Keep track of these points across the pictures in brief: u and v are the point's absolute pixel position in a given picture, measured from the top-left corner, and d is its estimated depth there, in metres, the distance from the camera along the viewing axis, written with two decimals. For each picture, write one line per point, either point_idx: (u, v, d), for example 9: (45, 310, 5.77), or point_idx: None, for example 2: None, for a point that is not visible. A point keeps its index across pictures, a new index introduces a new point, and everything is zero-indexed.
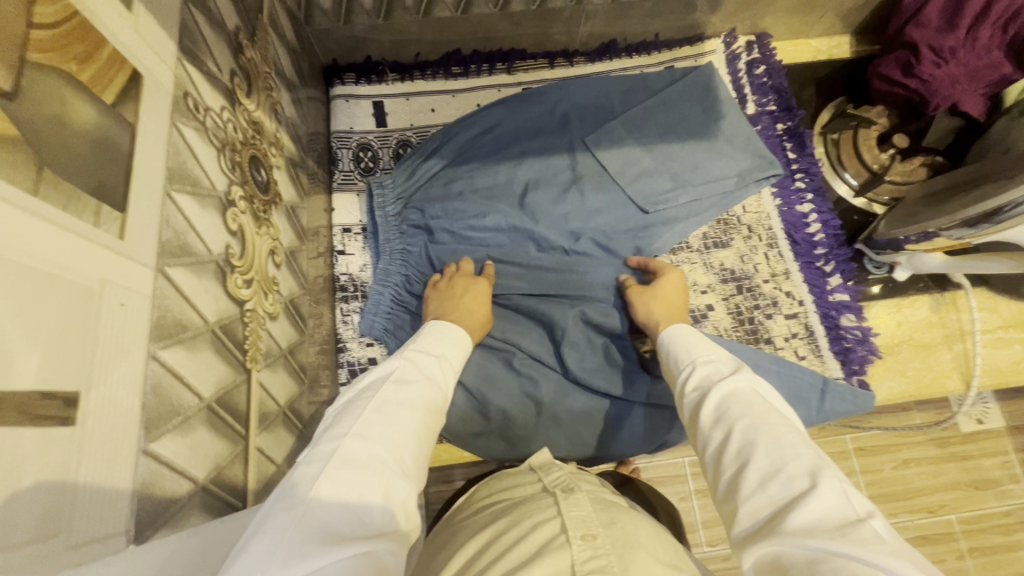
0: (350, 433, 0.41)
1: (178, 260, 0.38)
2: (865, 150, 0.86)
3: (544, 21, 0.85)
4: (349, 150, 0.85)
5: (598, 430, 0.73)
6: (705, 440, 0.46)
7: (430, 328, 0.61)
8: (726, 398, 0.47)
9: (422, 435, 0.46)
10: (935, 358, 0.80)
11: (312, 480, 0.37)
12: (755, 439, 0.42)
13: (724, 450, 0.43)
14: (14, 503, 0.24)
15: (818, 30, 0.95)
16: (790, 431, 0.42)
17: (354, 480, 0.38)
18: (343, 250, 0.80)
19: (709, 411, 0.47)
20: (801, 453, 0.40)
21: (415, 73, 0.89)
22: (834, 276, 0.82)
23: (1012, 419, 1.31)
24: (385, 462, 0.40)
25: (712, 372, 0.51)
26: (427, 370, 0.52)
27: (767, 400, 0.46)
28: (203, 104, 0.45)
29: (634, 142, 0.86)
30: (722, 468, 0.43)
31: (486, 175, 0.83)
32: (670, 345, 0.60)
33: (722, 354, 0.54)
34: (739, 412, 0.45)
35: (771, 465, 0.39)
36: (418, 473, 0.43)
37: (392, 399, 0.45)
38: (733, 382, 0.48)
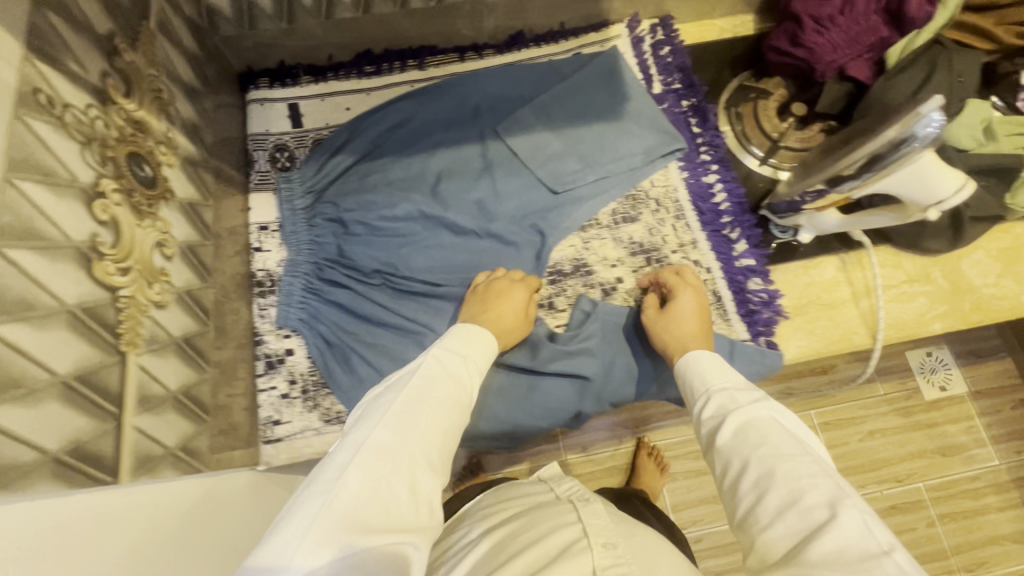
0: (378, 424, 0.46)
1: (23, 242, 0.41)
2: (765, 121, 0.89)
3: (448, 17, 0.88)
4: (265, 151, 0.87)
5: (511, 404, 0.75)
6: (721, 467, 0.48)
7: (456, 328, 0.62)
8: (744, 425, 0.48)
9: (448, 431, 0.49)
10: (842, 315, 0.82)
11: (343, 468, 0.42)
12: (772, 470, 0.44)
13: (739, 477, 0.45)
14: None
15: (720, 10, 0.98)
16: (809, 459, 0.44)
17: (383, 469, 0.42)
18: (260, 247, 0.82)
19: (727, 435, 0.49)
20: (821, 483, 0.42)
21: (328, 74, 0.92)
22: (740, 243, 0.84)
23: (974, 383, 1.36)
24: (412, 458, 0.44)
25: (727, 399, 0.52)
26: (452, 370, 0.55)
27: (784, 426, 0.48)
28: (61, 100, 0.48)
29: (543, 127, 0.90)
30: (739, 497, 0.45)
31: (399, 168, 0.86)
32: (685, 371, 0.60)
33: (737, 378, 0.55)
34: (755, 440, 0.46)
35: (787, 497, 0.42)
36: (442, 466, 0.48)
37: (421, 394, 0.49)
38: (750, 410, 0.49)
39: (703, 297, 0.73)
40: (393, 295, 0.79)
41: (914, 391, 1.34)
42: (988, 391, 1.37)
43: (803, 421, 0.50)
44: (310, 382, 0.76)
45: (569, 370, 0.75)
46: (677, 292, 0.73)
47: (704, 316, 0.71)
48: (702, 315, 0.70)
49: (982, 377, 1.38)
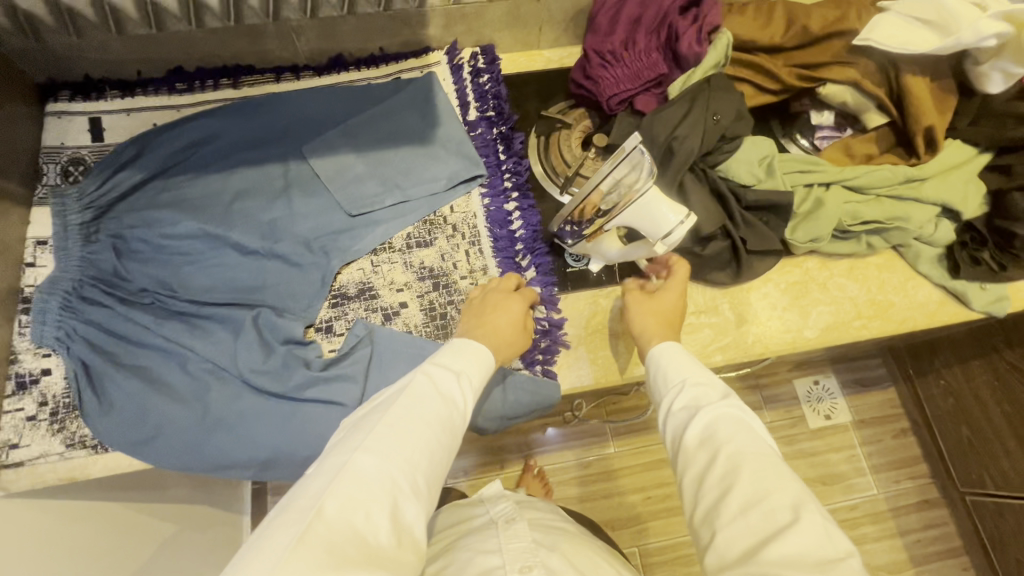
0: (359, 449, 0.51)
1: None
2: (567, 151, 0.90)
3: (253, 38, 0.88)
4: (58, 165, 0.86)
5: (268, 429, 0.73)
6: (685, 456, 0.55)
7: (459, 341, 0.66)
8: (706, 424, 0.56)
9: (435, 453, 0.55)
10: (626, 346, 0.82)
11: (324, 492, 0.48)
12: (739, 467, 0.51)
13: (705, 473, 0.53)
14: None
15: (545, 41, 1.01)
16: (753, 458, 0.52)
17: (361, 501, 0.48)
18: (33, 262, 0.80)
19: (695, 432, 0.56)
20: (789, 484, 0.49)
21: (137, 90, 0.91)
22: (530, 270, 0.84)
23: (856, 413, 1.40)
24: (395, 482, 0.50)
25: (690, 400, 0.59)
26: (443, 390, 0.59)
27: (744, 422, 0.55)
28: None
29: (349, 149, 0.90)
30: (701, 494, 0.52)
31: (195, 186, 0.86)
32: (657, 362, 0.65)
33: (704, 374, 0.61)
34: (722, 439, 0.54)
35: (754, 497, 0.49)
36: (428, 492, 0.53)
37: (404, 416, 0.55)
38: (720, 407, 0.56)
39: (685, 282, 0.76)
40: (160, 315, 0.77)
41: (798, 420, 1.38)
42: (872, 420, 1.41)
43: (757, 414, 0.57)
44: (60, 403, 0.73)
45: (328, 397, 0.74)
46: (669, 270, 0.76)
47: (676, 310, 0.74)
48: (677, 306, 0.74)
49: (868, 407, 1.42)
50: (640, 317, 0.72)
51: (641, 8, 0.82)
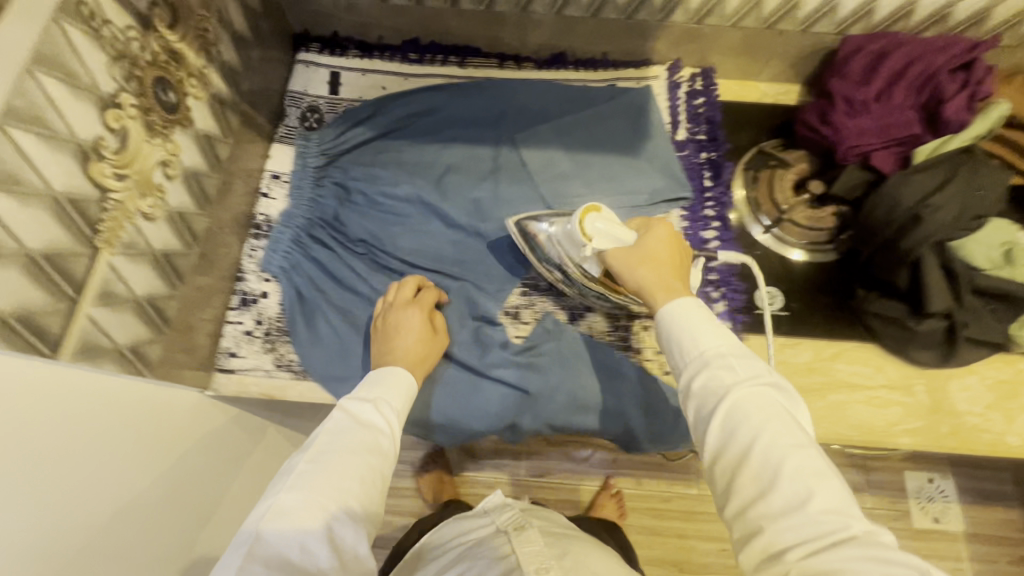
0: (283, 488, 0.52)
1: (26, 125, 0.46)
2: (778, 191, 0.88)
3: (495, 24, 0.92)
4: (298, 110, 0.94)
5: (451, 396, 0.77)
6: (715, 442, 0.49)
7: (383, 372, 0.66)
8: (734, 409, 0.49)
9: (366, 477, 0.55)
10: (807, 403, 0.79)
11: (250, 537, 0.49)
12: (776, 464, 0.45)
13: (739, 469, 0.47)
14: None
15: (765, 74, 0.98)
16: (789, 453, 0.46)
17: (283, 532, 0.50)
18: (267, 193, 0.88)
19: (717, 422, 0.49)
20: (827, 484, 0.44)
21: (375, 53, 0.97)
22: (721, 302, 0.83)
23: (976, 526, 1.27)
24: (322, 513, 0.51)
25: (715, 376, 0.51)
26: (361, 419, 0.59)
27: (784, 408, 0.49)
28: (103, 17, 0.54)
29: (558, 145, 0.92)
30: (736, 488, 0.47)
31: (413, 152, 0.90)
32: (670, 325, 0.56)
33: (712, 339, 0.53)
34: (749, 432, 0.47)
35: (792, 496, 0.44)
36: (370, 512, 0.54)
37: (325, 449, 0.55)
38: (742, 391, 0.49)
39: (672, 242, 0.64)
40: (372, 267, 0.83)
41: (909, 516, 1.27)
42: (993, 539, 1.27)
43: (791, 391, 0.51)
44: (275, 327, 0.81)
45: (513, 381, 0.77)
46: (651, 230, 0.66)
47: (680, 248, 0.65)
48: (678, 247, 0.65)
49: (992, 523, 1.27)
50: (634, 271, 0.63)
51: (907, 63, 0.79)
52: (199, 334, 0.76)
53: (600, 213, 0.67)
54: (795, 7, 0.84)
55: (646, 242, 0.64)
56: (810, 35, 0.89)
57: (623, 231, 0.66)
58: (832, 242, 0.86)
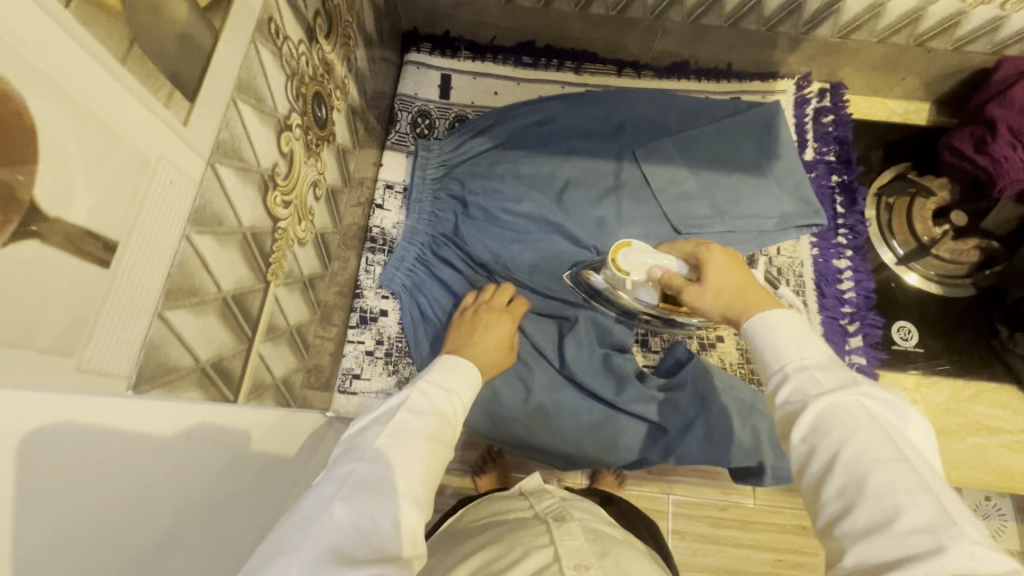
0: (363, 457, 0.43)
1: (228, 160, 0.42)
2: (918, 220, 0.84)
3: (622, 29, 0.87)
4: (409, 114, 0.89)
5: (579, 428, 0.74)
6: (798, 459, 0.41)
7: (450, 357, 0.60)
8: (823, 416, 0.40)
9: (435, 464, 0.46)
10: (946, 446, 0.77)
11: (327, 503, 0.39)
12: (861, 478, 0.36)
13: (824, 482, 0.38)
14: (53, 310, 0.28)
15: (897, 91, 0.93)
16: (884, 469, 0.36)
17: (364, 502, 0.39)
18: (381, 205, 0.85)
19: (802, 430, 0.40)
20: (920, 502, 0.34)
21: (487, 55, 0.92)
22: (856, 337, 0.80)
23: None
24: (394, 491, 0.41)
25: (806, 382, 0.42)
26: (437, 403, 0.51)
27: (879, 421, 0.39)
28: (284, 32, 0.49)
29: (682, 163, 0.86)
30: (820, 502, 0.38)
31: (531, 164, 0.84)
32: (758, 331, 0.47)
33: (819, 350, 0.44)
34: (837, 440, 0.38)
35: (881, 515, 0.35)
36: (429, 501, 0.44)
37: (406, 426, 0.46)
38: (836, 399, 0.40)
39: (729, 262, 0.58)
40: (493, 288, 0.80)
41: None
42: None
43: (911, 406, 0.41)
44: (396, 347, 0.78)
45: (647, 416, 0.74)
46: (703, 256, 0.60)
47: (744, 265, 0.58)
48: (742, 265, 0.58)
49: None
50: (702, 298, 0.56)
51: None
52: (324, 354, 0.73)
53: (632, 246, 0.68)
54: (955, 26, 0.78)
55: (711, 274, 0.56)
56: (959, 54, 0.83)
57: (665, 258, 0.65)
58: (972, 277, 0.82)
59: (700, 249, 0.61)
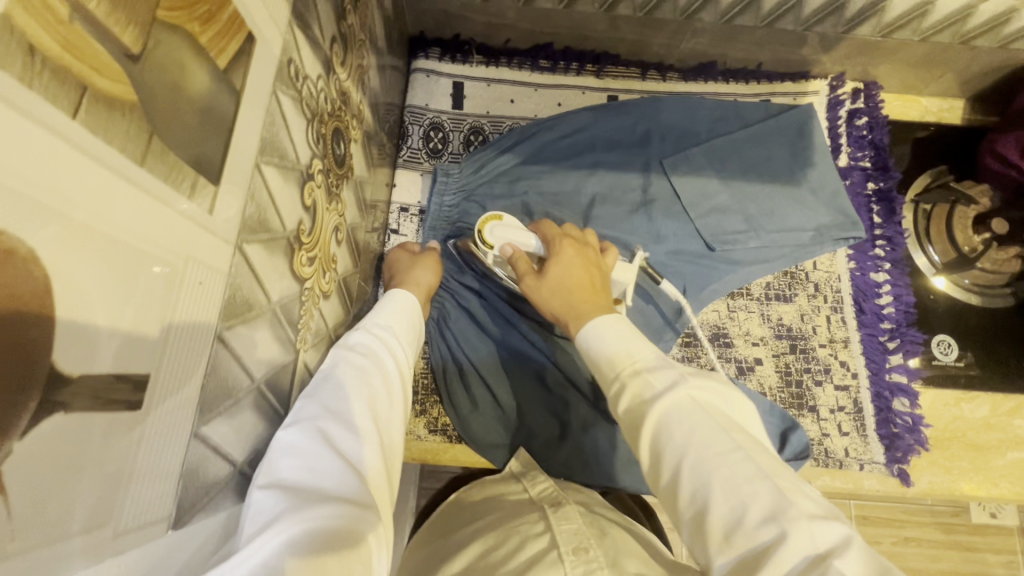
0: (289, 424, 0.42)
1: (255, 236, 0.37)
2: (958, 229, 0.82)
3: (648, 29, 0.81)
4: (421, 128, 0.84)
5: (622, 461, 0.71)
6: (651, 470, 0.42)
7: (389, 301, 0.60)
8: (664, 423, 0.41)
9: (369, 401, 0.46)
10: (986, 461, 0.74)
11: (259, 479, 0.38)
12: (706, 478, 0.37)
13: (676, 489, 0.39)
14: (86, 482, 0.23)
15: (932, 89, 0.89)
16: (721, 461, 0.38)
17: (298, 462, 0.39)
18: (397, 229, 0.81)
19: (647, 441, 0.41)
20: (760, 490, 0.36)
21: (501, 60, 0.86)
22: (896, 354, 0.78)
23: None
24: (328, 433, 0.41)
25: (643, 388, 0.43)
26: (360, 346, 0.51)
27: (709, 413, 0.41)
28: (303, 72, 0.43)
29: (713, 173, 0.79)
30: (679, 511, 0.39)
31: (555, 180, 0.80)
32: (588, 342, 0.49)
33: (648, 354, 0.46)
34: (680, 444, 0.39)
35: (731, 512, 0.36)
36: (378, 437, 0.44)
37: (324, 380, 0.46)
38: (671, 398, 0.41)
39: (572, 255, 0.59)
40: (523, 315, 0.76)
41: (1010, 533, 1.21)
42: None
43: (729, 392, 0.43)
44: (422, 385, 0.75)
45: None
46: (557, 248, 0.60)
47: (594, 268, 0.59)
48: (590, 267, 0.59)
49: None
50: (545, 300, 0.57)
51: None
52: None
53: (502, 220, 0.65)
54: (1004, 23, 0.74)
55: (552, 270, 0.57)
56: (1004, 51, 0.79)
57: (526, 240, 0.63)
58: (1012, 287, 0.81)
59: (556, 237, 0.61)
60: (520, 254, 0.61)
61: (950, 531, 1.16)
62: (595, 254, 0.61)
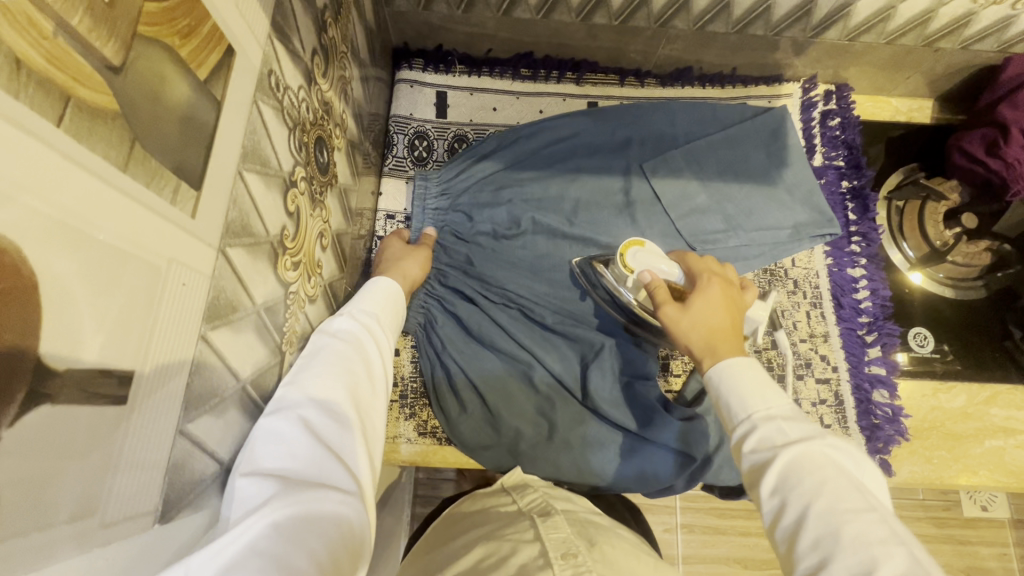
0: (270, 410, 0.43)
1: (237, 240, 0.38)
2: (930, 224, 0.85)
3: (624, 37, 0.84)
4: (405, 136, 0.85)
5: (609, 458, 0.72)
6: (771, 516, 0.42)
7: (370, 287, 0.61)
8: (792, 469, 0.42)
9: (350, 390, 0.47)
10: (964, 450, 0.76)
11: (242, 464, 0.39)
12: (835, 528, 0.38)
13: (799, 534, 0.39)
14: (71, 473, 0.24)
15: (901, 90, 0.91)
16: (855, 517, 0.38)
17: (281, 449, 0.40)
18: (384, 236, 0.83)
19: (772, 482, 0.42)
20: (895, 554, 0.36)
21: (483, 69, 0.88)
22: (874, 347, 0.80)
23: None
24: (309, 421, 0.43)
25: (772, 433, 0.45)
26: (341, 334, 0.52)
27: (846, 473, 0.41)
28: (284, 83, 0.45)
29: (691, 174, 0.81)
30: (796, 556, 0.39)
31: (538, 185, 0.80)
32: (722, 378, 0.51)
33: (781, 402, 0.48)
34: (809, 492, 0.40)
35: (859, 567, 0.36)
36: (358, 426, 0.46)
37: (306, 367, 0.47)
38: (803, 448, 0.43)
39: (718, 297, 0.59)
40: (510, 318, 0.77)
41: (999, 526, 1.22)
42: None
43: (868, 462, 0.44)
44: (411, 388, 0.77)
45: (670, 444, 0.71)
46: (703, 286, 0.60)
47: (736, 310, 0.59)
48: (732, 309, 0.59)
49: None
50: (683, 329, 0.57)
51: None
52: None
53: (646, 246, 0.66)
54: (965, 25, 0.77)
55: (697, 305, 0.57)
56: (967, 52, 0.82)
57: (669, 269, 0.64)
58: (984, 279, 0.84)
59: (703, 274, 0.62)
60: (659, 282, 0.61)
61: (942, 526, 1.17)
62: (737, 298, 0.61)
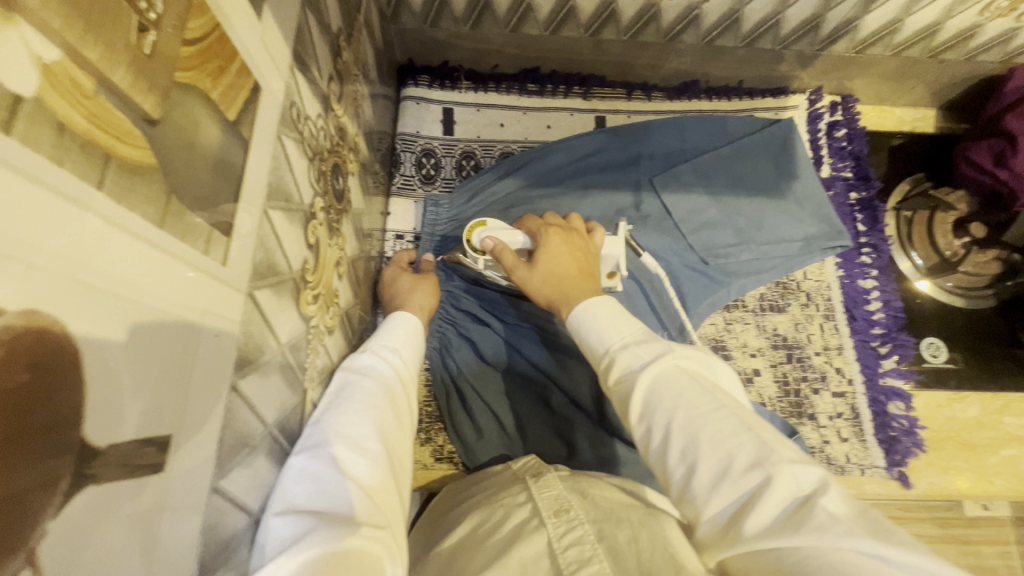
0: (300, 447, 0.42)
1: (264, 281, 0.37)
2: (940, 234, 0.86)
3: (632, 51, 0.83)
4: (412, 154, 0.84)
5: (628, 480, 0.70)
6: (641, 439, 0.40)
7: (391, 322, 0.60)
8: (651, 391, 0.40)
9: (379, 424, 0.46)
10: (981, 460, 0.77)
11: (274, 502, 0.38)
12: (693, 436, 0.36)
13: (666, 450, 0.37)
14: (115, 553, 0.23)
15: (905, 100, 0.92)
16: (706, 419, 0.36)
17: (312, 485, 0.39)
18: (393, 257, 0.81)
19: (635, 407, 0.40)
20: (745, 442, 0.35)
21: (490, 84, 0.87)
22: (888, 358, 0.80)
23: None
24: (340, 457, 0.41)
25: (631, 359, 0.42)
26: (366, 369, 0.51)
27: (697, 378, 0.40)
28: (304, 113, 0.43)
29: (702, 189, 0.80)
30: (666, 469, 0.37)
31: (550, 202, 0.79)
32: (581, 321, 0.48)
33: (634, 329, 0.45)
34: (667, 408, 0.38)
35: (717, 465, 0.34)
36: (389, 461, 0.44)
37: (333, 404, 0.46)
38: (657, 366, 0.41)
39: (558, 245, 0.59)
40: (524, 339, 0.76)
41: None
42: None
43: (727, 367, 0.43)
44: (426, 412, 0.75)
45: None
46: (543, 239, 0.60)
47: (581, 255, 0.59)
48: (579, 254, 0.59)
49: None
50: (540, 289, 0.57)
51: None
52: None
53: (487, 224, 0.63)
54: (971, 37, 0.79)
55: (542, 259, 0.58)
56: (971, 63, 0.84)
57: (515, 236, 0.62)
58: (994, 288, 0.85)
59: (541, 228, 0.61)
60: (503, 247, 0.60)
61: None
62: (582, 242, 0.61)
